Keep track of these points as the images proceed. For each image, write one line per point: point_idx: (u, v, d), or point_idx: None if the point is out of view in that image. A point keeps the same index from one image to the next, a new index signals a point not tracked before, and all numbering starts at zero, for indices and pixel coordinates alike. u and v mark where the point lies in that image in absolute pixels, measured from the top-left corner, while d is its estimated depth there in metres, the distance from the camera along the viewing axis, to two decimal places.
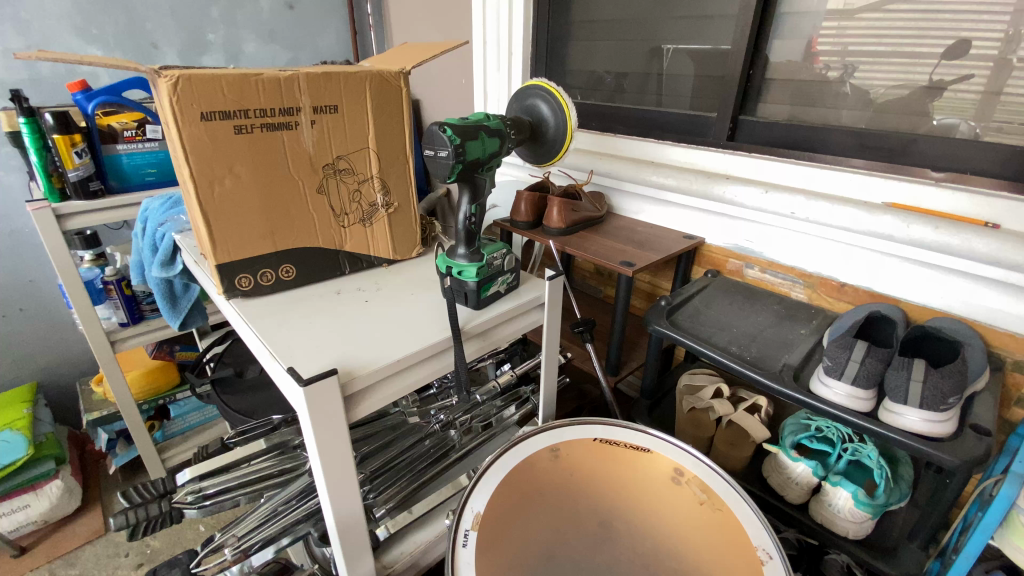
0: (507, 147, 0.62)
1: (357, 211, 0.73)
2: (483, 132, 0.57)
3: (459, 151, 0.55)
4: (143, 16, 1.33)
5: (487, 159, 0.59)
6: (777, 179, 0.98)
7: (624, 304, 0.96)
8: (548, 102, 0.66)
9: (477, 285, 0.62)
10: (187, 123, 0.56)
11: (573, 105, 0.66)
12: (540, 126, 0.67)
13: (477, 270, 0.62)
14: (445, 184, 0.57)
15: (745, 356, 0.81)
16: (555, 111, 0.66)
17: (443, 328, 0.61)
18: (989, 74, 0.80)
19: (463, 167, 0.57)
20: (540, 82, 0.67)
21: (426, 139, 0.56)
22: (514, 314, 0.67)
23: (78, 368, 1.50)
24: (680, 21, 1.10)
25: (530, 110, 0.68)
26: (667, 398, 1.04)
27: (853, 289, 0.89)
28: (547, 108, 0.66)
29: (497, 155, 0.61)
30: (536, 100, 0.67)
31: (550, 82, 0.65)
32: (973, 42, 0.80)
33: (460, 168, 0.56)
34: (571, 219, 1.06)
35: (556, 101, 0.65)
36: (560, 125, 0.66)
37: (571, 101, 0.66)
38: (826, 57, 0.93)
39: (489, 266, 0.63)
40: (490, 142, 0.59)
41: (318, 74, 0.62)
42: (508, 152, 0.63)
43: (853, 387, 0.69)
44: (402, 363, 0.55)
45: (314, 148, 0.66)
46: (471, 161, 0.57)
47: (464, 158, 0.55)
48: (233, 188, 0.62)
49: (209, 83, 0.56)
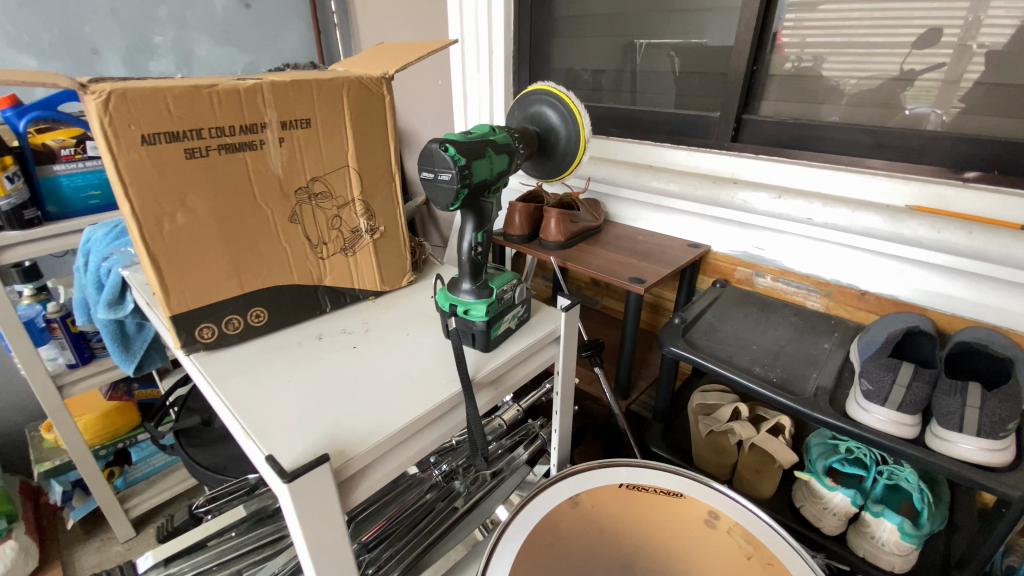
0: (516, 164, 0.54)
1: (337, 239, 0.63)
2: (490, 148, 0.49)
3: (465, 173, 0.46)
4: (81, 20, 1.18)
5: (495, 180, 0.51)
6: (789, 182, 0.92)
7: (634, 321, 0.88)
8: (556, 108, 0.58)
9: (486, 325, 0.54)
10: (124, 149, 0.45)
11: (585, 111, 0.58)
12: (548, 138, 0.59)
13: (487, 309, 0.54)
14: (448, 212, 0.48)
15: (772, 378, 0.74)
16: (566, 119, 0.58)
17: (450, 378, 0.52)
18: (951, 62, 0.78)
19: (469, 191, 0.48)
20: (545, 85, 0.58)
21: (423, 159, 0.47)
22: (529, 353, 0.59)
23: (25, 413, 1.34)
24: (675, 14, 1.03)
25: (535, 118, 0.60)
26: (682, 418, 0.98)
27: (874, 297, 0.84)
28: (556, 116, 0.58)
29: (506, 174, 0.52)
30: (541, 107, 0.59)
31: (557, 86, 0.57)
32: (944, 30, 0.78)
33: (465, 193, 0.47)
34: (570, 231, 0.98)
35: (567, 108, 0.57)
36: (572, 135, 0.58)
37: (583, 106, 0.57)
38: (791, 49, 0.91)
39: (499, 301, 0.55)
40: (498, 160, 0.50)
41: (285, 82, 0.52)
42: (517, 169, 0.54)
43: (898, 413, 0.63)
44: (407, 431, 0.46)
45: (284, 169, 0.56)
46: (477, 183, 0.48)
47: (470, 181, 0.47)
48: (187, 223, 0.51)
49: (150, 99, 0.45)
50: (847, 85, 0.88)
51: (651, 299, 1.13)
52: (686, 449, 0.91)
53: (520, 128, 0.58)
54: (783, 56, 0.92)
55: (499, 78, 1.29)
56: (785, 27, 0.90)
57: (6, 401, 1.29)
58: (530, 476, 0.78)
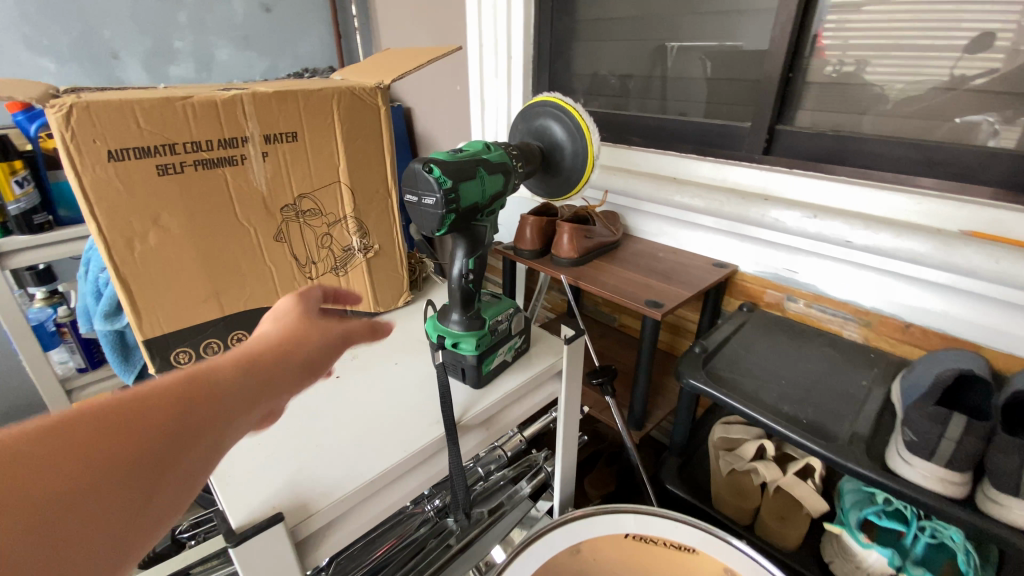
0: (513, 183, 0.49)
1: (327, 259, 0.59)
2: (482, 168, 0.44)
3: (453, 199, 0.42)
4: (100, 23, 1.20)
5: (487, 203, 0.46)
6: (826, 200, 0.83)
7: (649, 347, 0.82)
8: (563, 123, 0.53)
9: (477, 360, 0.49)
10: (88, 165, 0.42)
11: (593, 125, 0.53)
12: (553, 156, 0.55)
13: (478, 343, 0.49)
14: (434, 238, 0.44)
15: (800, 419, 0.67)
16: (573, 135, 0.53)
17: (432, 421, 0.47)
18: (1007, 67, 0.70)
19: (457, 215, 0.43)
20: (552, 97, 0.53)
21: (408, 180, 0.42)
22: (527, 390, 0.54)
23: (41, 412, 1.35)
24: (704, 17, 0.96)
25: (540, 132, 0.55)
26: (700, 452, 0.91)
27: (920, 331, 0.76)
28: (562, 131, 0.53)
29: (500, 195, 0.48)
30: (547, 120, 0.54)
31: (564, 97, 0.52)
32: (998, 34, 0.70)
33: (452, 220, 0.43)
34: (584, 247, 0.92)
35: (574, 123, 0.52)
36: (579, 152, 0.53)
37: (592, 121, 0.53)
38: (831, 52, 0.83)
39: (492, 333, 0.51)
40: (492, 181, 0.45)
41: (267, 93, 0.49)
42: (515, 188, 0.49)
43: (946, 470, 0.55)
44: (378, 482, 0.41)
45: (269, 186, 0.52)
46: (466, 208, 0.44)
47: (456, 205, 0.42)
48: (161, 243, 0.48)
49: (116, 113, 0.42)
50: (894, 92, 0.79)
51: (672, 320, 1.06)
52: (704, 487, 0.84)
53: (523, 145, 0.53)
54: (824, 59, 0.84)
55: (517, 84, 1.24)
56: (827, 29, 0.82)
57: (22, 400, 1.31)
58: (534, 512, 0.74)
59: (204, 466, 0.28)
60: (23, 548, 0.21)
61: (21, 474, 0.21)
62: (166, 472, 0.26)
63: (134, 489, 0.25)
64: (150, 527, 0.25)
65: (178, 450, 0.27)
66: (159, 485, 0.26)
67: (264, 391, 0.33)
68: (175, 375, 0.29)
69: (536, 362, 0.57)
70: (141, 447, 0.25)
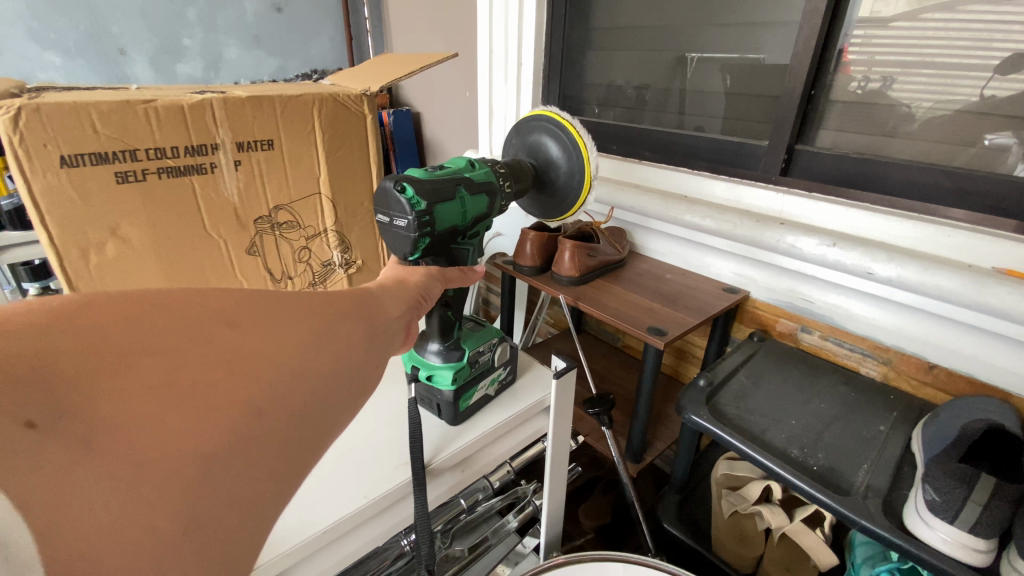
0: (498, 204, 0.46)
1: (305, 274, 0.57)
2: (462, 187, 0.42)
3: (428, 220, 0.39)
4: (108, 19, 1.20)
5: (468, 225, 0.43)
6: (844, 227, 0.79)
7: (650, 377, 0.77)
8: (559, 139, 0.51)
9: (454, 395, 0.47)
10: (39, 172, 0.39)
11: (591, 143, 0.50)
12: (547, 174, 0.52)
13: (455, 376, 0.47)
14: (406, 262, 0.41)
15: (811, 465, 0.61)
16: (569, 154, 0.51)
17: (400, 463, 0.44)
18: None
19: (433, 240, 0.40)
20: (549, 112, 0.52)
21: (381, 200, 0.40)
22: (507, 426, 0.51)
23: None
24: (723, 29, 0.92)
25: (535, 148, 0.53)
26: (703, 489, 0.86)
27: (945, 373, 0.71)
28: (558, 149, 0.51)
29: (484, 216, 0.45)
30: (543, 137, 0.52)
31: (561, 114, 0.50)
32: None
33: (428, 244, 0.40)
34: (586, 266, 0.88)
35: (571, 142, 0.50)
36: (575, 171, 0.51)
37: (589, 138, 0.50)
38: (857, 68, 0.78)
39: (471, 366, 0.49)
40: (473, 202, 0.43)
41: (241, 99, 0.46)
42: (500, 209, 0.47)
43: (970, 536, 0.48)
44: (334, 532, 0.38)
45: (241, 197, 0.50)
46: (445, 231, 0.41)
47: (432, 229, 0.39)
48: (120, 255, 0.45)
49: (68, 116, 0.39)
50: (921, 113, 0.74)
51: (678, 344, 1.01)
52: (704, 528, 0.78)
53: (516, 162, 0.51)
54: (848, 75, 0.79)
55: (526, 92, 1.20)
56: (853, 43, 0.77)
57: None
58: (519, 547, 0.70)
59: (362, 355, 0.28)
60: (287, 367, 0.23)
61: (182, 345, 0.20)
62: (316, 377, 0.25)
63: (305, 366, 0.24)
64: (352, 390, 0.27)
65: (323, 360, 0.25)
66: (321, 366, 0.25)
67: (380, 304, 0.33)
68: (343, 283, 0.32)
69: (518, 395, 0.55)
70: (292, 332, 0.25)
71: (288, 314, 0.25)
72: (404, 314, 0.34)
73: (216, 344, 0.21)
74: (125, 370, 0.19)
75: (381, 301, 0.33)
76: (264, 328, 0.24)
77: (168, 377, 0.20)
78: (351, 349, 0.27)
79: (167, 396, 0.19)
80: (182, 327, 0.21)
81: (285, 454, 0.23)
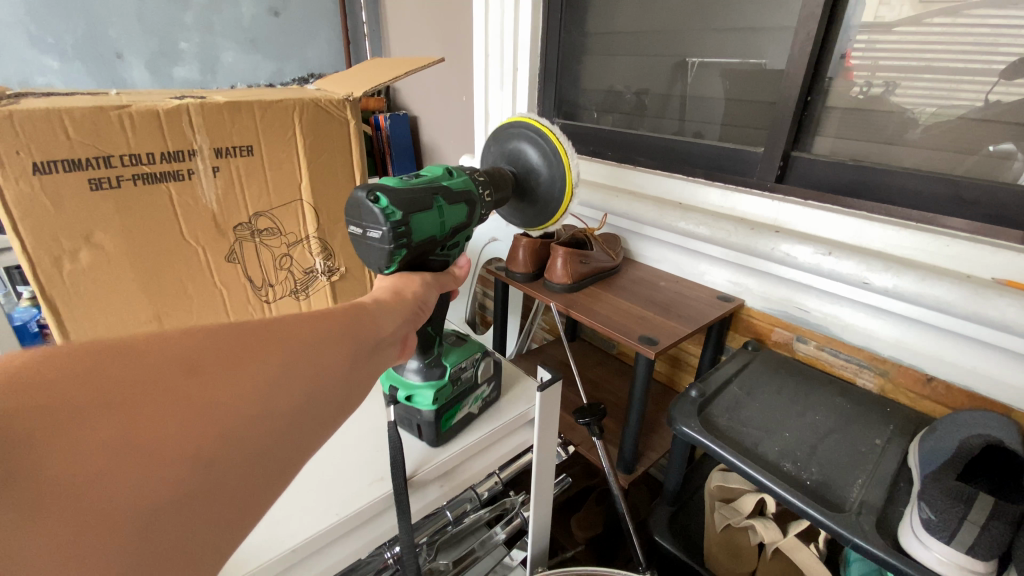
0: (478, 213, 0.46)
1: (286, 281, 0.58)
2: (440, 196, 0.41)
3: (405, 231, 0.38)
4: (105, 22, 1.20)
5: (447, 234, 0.43)
6: (835, 235, 0.78)
7: (642, 387, 0.75)
8: (538, 145, 0.50)
9: (435, 414, 0.46)
10: (11, 179, 0.40)
11: (571, 148, 0.50)
12: (526, 182, 0.52)
13: (436, 397, 0.46)
14: (380, 274, 0.40)
15: (804, 480, 0.60)
16: (549, 161, 0.50)
17: (372, 480, 0.48)
18: None
19: (409, 252, 0.40)
20: (526, 118, 0.51)
21: (352, 211, 0.39)
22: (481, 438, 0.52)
23: None
24: (721, 34, 0.91)
25: (513, 155, 0.52)
26: (697, 501, 0.84)
27: (944, 386, 0.69)
28: (537, 156, 0.50)
29: (464, 226, 0.45)
30: (521, 143, 0.51)
31: (539, 120, 0.49)
32: None
33: (405, 255, 0.39)
34: (579, 273, 0.87)
35: (551, 148, 0.49)
36: (556, 178, 0.50)
37: (569, 144, 0.50)
38: (860, 73, 0.76)
39: (453, 383, 0.48)
40: (451, 211, 0.42)
41: (218, 104, 0.47)
42: (479, 220, 0.47)
43: (969, 558, 0.45)
44: (302, 551, 0.41)
45: (219, 204, 0.51)
46: (422, 243, 0.40)
47: (408, 240, 0.39)
48: (94, 261, 0.46)
49: (41, 123, 0.40)
50: (921, 121, 0.73)
51: (673, 353, 1.00)
52: (697, 542, 0.77)
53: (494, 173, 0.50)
54: (850, 80, 0.77)
55: (522, 97, 1.20)
56: (855, 48, 0.76)
57: None
58: (508, 560, 0.70)
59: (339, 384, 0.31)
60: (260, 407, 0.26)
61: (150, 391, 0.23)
62: (287, 407, 0.28)
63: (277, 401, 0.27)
64: (324, 418, 0.30)
65: (291, 397, 0.28)
66: (293, 399, 0.28)
67: (371, 324, 0.35)
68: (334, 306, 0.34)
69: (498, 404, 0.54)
70: (268, 371, 0.27)
71: (266, 353, 0.28)
72: (397, 329, 0.37)
73: (185, 387, 0.24)
74: (102, 416, 0.22)
75: (375, 320, 0.36)
76: (241, 367, 0.27)
77: (141, 419, 0.22)
78: (324, 384, 0.30)
79: (139, 440, 0.22)
80: (149, 379, 0.23)
81: (262, 468, 0.26)
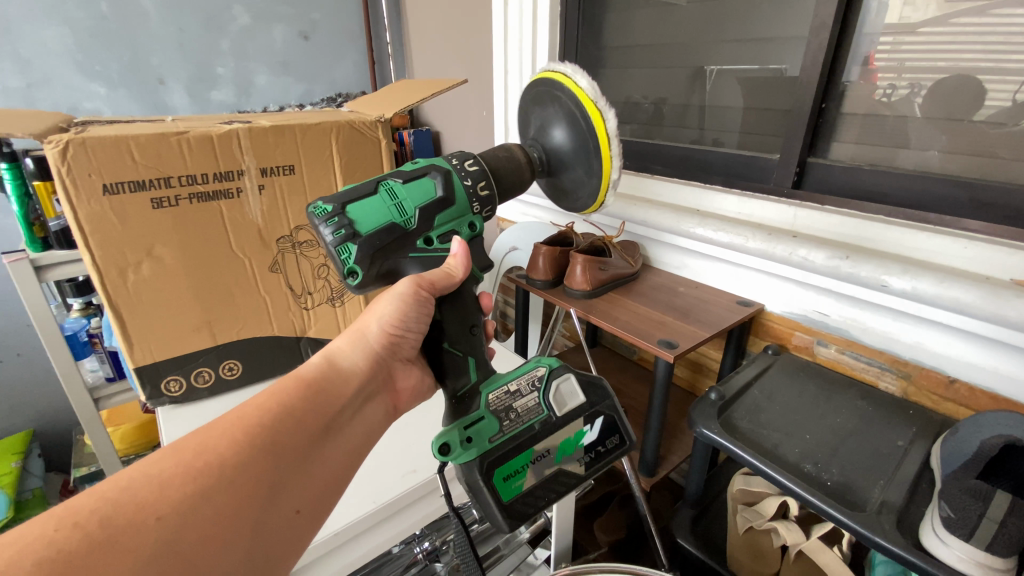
0: (455, 182, 0.51)
1: (323, 289, 0.62)
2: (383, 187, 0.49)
3: (342, 221, 0.47)
4: (148, 50, 1.27)
5: (408, 216, 0.50)
6: (853, 240, 0.79)
7: (662, 393, 0.76)
8: (550, 92, 0.54)
9: (480, 460, 0.49)
10: (84, 198, 0.45)
11: (573, 72, 0.53)
12: (556, 143, 0.55)
13: (469, 438, 0.50)
14: (350, 273, 0.48)
15: (824, 482, 0.60)
16: (566, 106, 0.53)
17: (404, 474, 0.55)
18: None
19: (362, 240, 0.47)
20: (534, 82, 0.57)
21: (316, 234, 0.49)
22: (554, 469, 0.54)
23: (61, 422, 1.31)
24: (734, 44, 0.93)
25: (539, 122, 0.57)
26: (719, 505, 0.85)
27: (966, 388, 0.69)
28: (554, 108, 0.54)
29: (431, 201, 0.50)
30: (540, 107, 0.56)
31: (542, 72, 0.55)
32: None
33: (356, 245, 0.47)
34: (599, 279, 0.89)
35: (557, 90, 0.53)
36: (573, 110, 0.52)
37: (569, 70, 0.53)
38: (884, 76, 0.77)
39: (494, 420, 0.52)
40: (403, 195, 0.50)
41: (263, 128, 0.52)
42: (461, 186, 0.52)
43: (987, 554, 0.46)
44: (343, 535, 0.49)
45: (265, 218, 0.55)
46: (373, 229, 0.48)
47: (353, 229, 0.47)
48: (154, 273, 0.51)
49: (111, 150, 0.45)
50: (942, 123, 0.73)
51: (693, 357, 1.01)
52: (719, 544, 0.78)
53: (517, 159, 0.57)
54: (873, 83, 0.78)
55: None
56: (879, 51, 0.76)
57: (44, 405, 1.27)
58: (531, 558, 0.72)
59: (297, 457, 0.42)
60: (236, 482, 0.37)
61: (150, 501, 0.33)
62: (260, 479, 0.39)
63: (251, 475, 0.38)
64: (294, 480, 0.41)
65: (259, 471, 0.39)
66: (260, 474, 0.39)
67: (326, 401, 0.47)
68: (295, 388, 0.46)
69: (569, 411, 0.55)
70: (238, 457, 0.38)
71: (230, 446, 0.39)
72: (354, 396, 0.50)
73: (173, 488, 0.35)
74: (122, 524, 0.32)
75: (333, 393, 0.48)
76: (214, 461, 0.37)
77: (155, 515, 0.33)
78: (289, 455, 0.41)
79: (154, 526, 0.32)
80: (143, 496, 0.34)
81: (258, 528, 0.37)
